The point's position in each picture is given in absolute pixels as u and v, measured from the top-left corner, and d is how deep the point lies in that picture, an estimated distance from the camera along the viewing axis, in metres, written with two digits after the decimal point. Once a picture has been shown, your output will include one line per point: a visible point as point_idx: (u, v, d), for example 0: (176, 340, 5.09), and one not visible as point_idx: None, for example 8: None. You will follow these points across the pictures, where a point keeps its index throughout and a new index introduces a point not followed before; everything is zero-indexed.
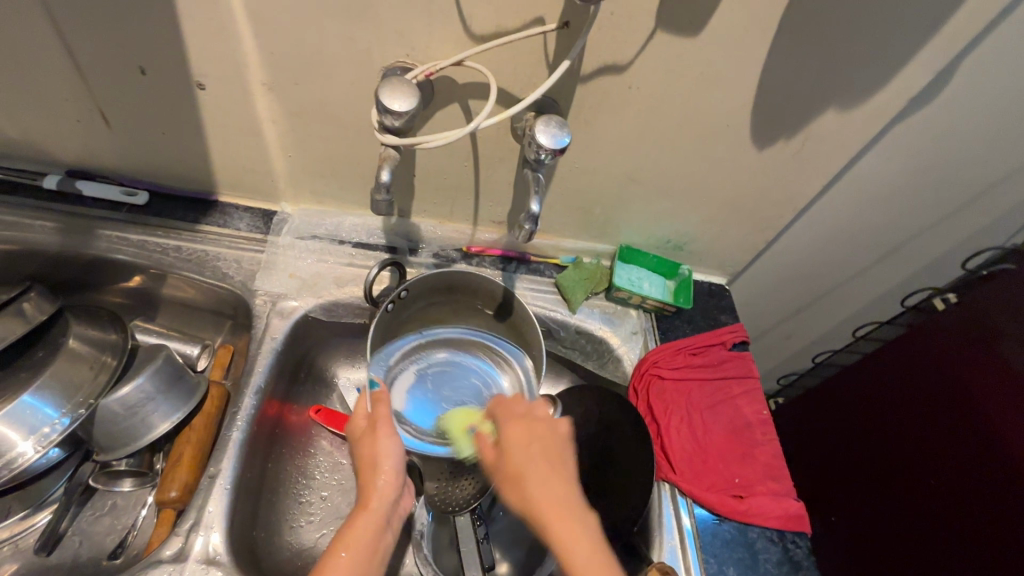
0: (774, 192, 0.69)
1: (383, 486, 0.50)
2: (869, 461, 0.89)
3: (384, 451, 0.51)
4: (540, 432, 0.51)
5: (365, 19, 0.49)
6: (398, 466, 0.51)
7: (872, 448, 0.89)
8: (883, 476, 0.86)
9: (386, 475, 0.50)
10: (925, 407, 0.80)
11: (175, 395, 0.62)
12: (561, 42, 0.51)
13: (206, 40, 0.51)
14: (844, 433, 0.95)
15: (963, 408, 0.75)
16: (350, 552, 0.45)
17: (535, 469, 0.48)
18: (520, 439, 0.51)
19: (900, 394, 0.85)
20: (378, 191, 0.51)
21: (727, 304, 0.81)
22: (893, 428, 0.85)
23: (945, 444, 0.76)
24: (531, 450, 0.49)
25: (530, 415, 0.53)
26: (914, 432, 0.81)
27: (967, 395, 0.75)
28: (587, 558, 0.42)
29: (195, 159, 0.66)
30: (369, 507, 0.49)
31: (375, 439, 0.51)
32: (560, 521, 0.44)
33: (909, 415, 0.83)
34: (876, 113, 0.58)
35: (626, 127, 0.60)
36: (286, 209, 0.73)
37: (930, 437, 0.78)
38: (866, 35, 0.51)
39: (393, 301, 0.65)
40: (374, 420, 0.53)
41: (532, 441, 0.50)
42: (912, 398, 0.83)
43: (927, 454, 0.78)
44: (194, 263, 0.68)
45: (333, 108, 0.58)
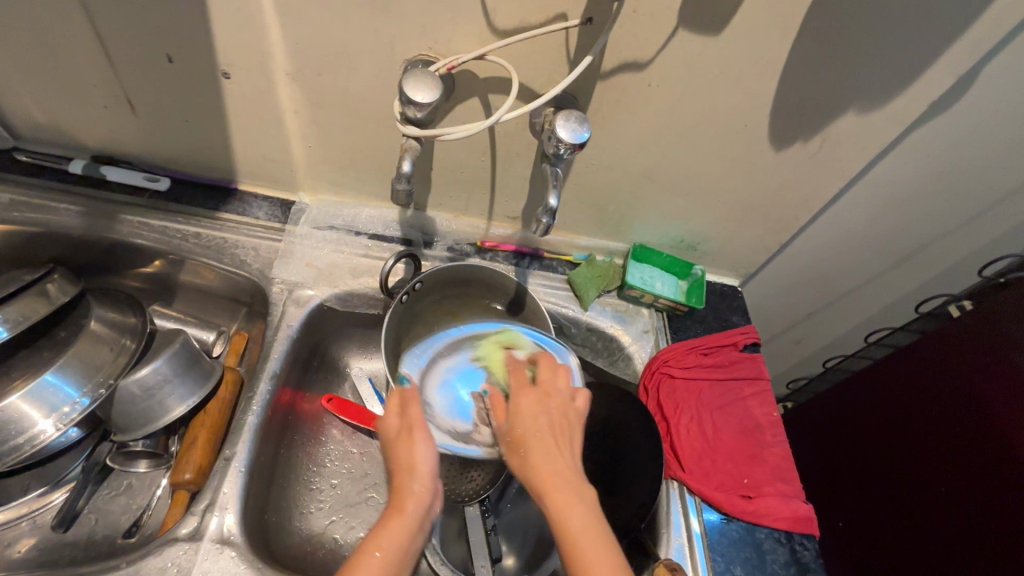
0: (790, 194, 0.68)
1: (420, 489, 0.46)
2: (879, 468, 0.88)
3: (422, 454, 0.47)
4: (554, 404, 0.49)
5: (390, 11, 0.50)
6: (432, 467, 0.47)
7: (881, 454, 0.88)
8: (892, 482, 0.85)
9: (422, 478, 0.46)
10: (936, 414, 0.80)
11: (191, 378, 0.63)
12: (583, 38, 0.51)
13: (233, 29, 0.52)
14: (853, 439, 0.95)
15: (975, 416, 0.74)
16: (383, 551, 0.42)
17: (541, 438, 0.46)
18: (528, 409, 0.49)
19: (911, 401, 0.85)
20: (399, 181, 0.52)
21: (739, 306, 0.81)
22: (902, 435, 0.85)
23: (957, 452, 0.76)
24: (537, 422, 0.47)
25: (541, 387, 0.51)
26: (924, 438, 0.81)
27: (979, 403, 0.74)
28: (591, 540, 0.40)
29: (217, 147, 0.67)
30: (405, 510, 0.45)
31: (410, 442, 0.47)
32: (558, 491, 0.42)
33: (919, 421, 0.82)
34: (897, 116, 0.58)
35: (644, 125, 0.60)
36: (304, 199, 0.74)
37: (940, 444, 0.78)
38: (889, 36, 0.51)
39: (408, 292, 0.66)
40: (409, 421, 0.49)
41: (541, 409, 0.49)
42: (924, 405, 0.82)
43: (937, 461, 0.78)
44: (213, 250, 0.69)
45: (355, 99, 0.58)
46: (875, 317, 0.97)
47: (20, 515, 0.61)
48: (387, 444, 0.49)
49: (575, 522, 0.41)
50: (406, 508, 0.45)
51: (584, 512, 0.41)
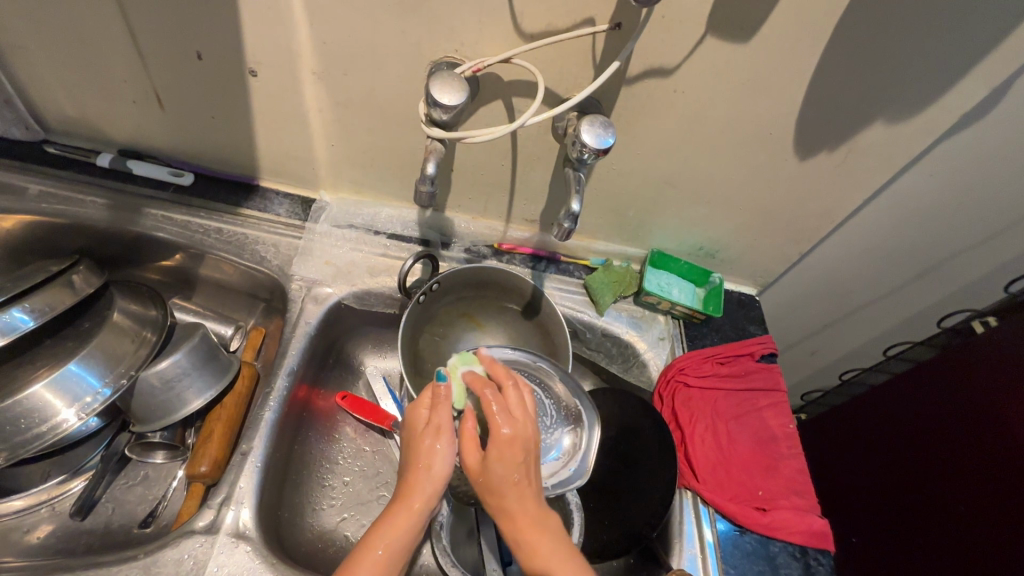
0: (812, 204, 0.68)
1: (430, 492, 0.46)
2: (896, 484, 0.87)
3: (442, 461, 0.47)
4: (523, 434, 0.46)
5: (419, 14, 0.50)
6: (447, 472, 0.47)
7: (898, 470, 0.87)
8: (908, 499, 0.84)
9: (436, 483, 0.46)
10: (955, 432, 0.79)
11: (209, 372, 0.63)
12: (610, 43, 0.51)
13: (262, 28, 0.52)
14: (871, 453, 0.93)
15: (996, 434, 0.73)
16: (386, 551, 0.44)
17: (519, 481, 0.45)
18: (503, 451, 0.45)
19: (930, 417, 0.83)
20: (423, 183, 0.52)
21: (756, 316, 0.81)
22: (920, 452, 0.83)
23: (977, 471, 0.74)
24: (513, 475, 0.44)
25: (518, 419, 0.47)
26: (941, 455, 0.80)
27: (1001, 421, 0.73)
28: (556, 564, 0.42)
29: (241, 143, 0.67)
30: (411, 508, 0.45)
31: (435, 442, 0.47)
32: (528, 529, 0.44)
33: (936, 437, 0.81)
34: (925, 127, 0.57)
35: (667, 133, 0.60)
36: (324, 198, 0.74)
37: (959, 462, 0.77)
38: (921, 48, 0.50)
39: (425, 293, 0.66)
40: (437, 421, 0.48)
41: (515, 449, 0.45)
42: (941, 421, 0.81)
43: (955, 479, 0.77)
44: (233, 245, 0.69)
45: (379, 100, 0.59)
46: (893, 330, 0.96)
47: (39, 501, 0.62)
48: (411, 436, 0.48)
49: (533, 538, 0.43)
50: (414, 506, 0.45)
51: (548, 541, 0.43)
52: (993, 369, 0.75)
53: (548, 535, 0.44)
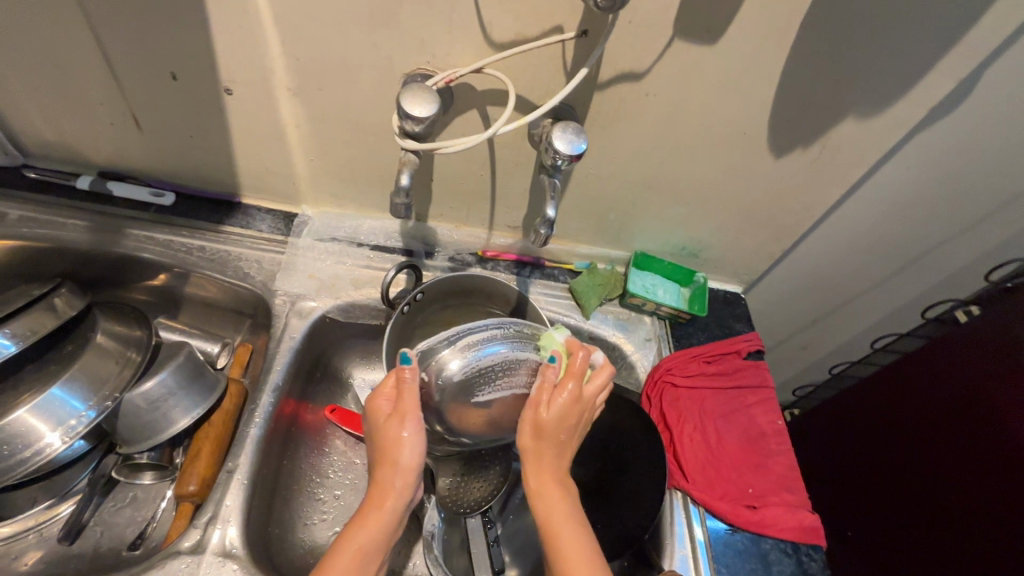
0: (790, 200, 0.68)
1: (400, 486, 0.49)
2: (888, 476, 0.87)
3: (406, 453, 0.49)
4: (586, 401, 0.52)
5: (390, 25, 0.50)
6: (415, 460, 0.49)
7: (891, 463, 0.87)
8: (900, 492, 0.84)
9: (403, 473, 0.49)
10: (944, 422, 0.79)
11: (195, 391, 0.64)
12: (579, 49, 0.52)
13: (237, 47, 0.53)
14: (863, 445, 0.93)
15: (985, 423, 0.73)
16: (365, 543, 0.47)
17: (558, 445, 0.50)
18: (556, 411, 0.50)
19: (920, 407, 0.83)
20: (397, 195, 0.51)
21: (742, 313, 0.81)
22: (909, 445, 0.84)
23: (970, 461, 0.74)
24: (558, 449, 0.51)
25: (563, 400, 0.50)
26: (934, 446, 0.79)
27: (990, 409, 0.73)
28: (569, 537, 0.47)
29: (221, 163, 0.67)
30: (382, 505, 0.48)
31: (401, 428, 0.48)
32: (547, 499, 0.49)
33: (928, 429, 0.81)
34: (894, 122, 0.58)
35: (643, 134, 0.61)
36: (306, 212, 0.73)
37: (950, 452, 0.77)
38: (883, 45, 0.51)
39: (409, 303, 0.66)
40: (400, 411, 0.49)
41: (568, 411, 0.50)
42: (933, 412, 0.81)
43: (946, 470, 0.77)
44: (217, 263, 0.68)
45: (355, 113, 0.59)
46: (881, 322, 0.96)
47: (27, 528, 0.61)
48: (378, 427, 0.50)
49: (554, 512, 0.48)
50: (385, 505, 0.48)
51: (567, 512, 0.49)
52: (978, 357, 0.76)
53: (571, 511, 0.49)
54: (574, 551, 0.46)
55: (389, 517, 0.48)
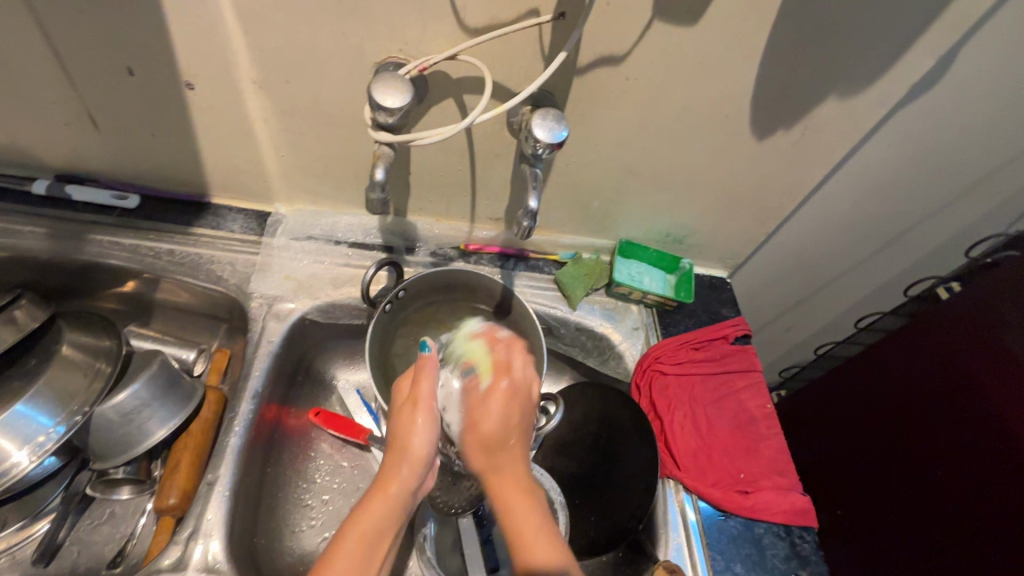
0: (773, 183, 0.68)
1: (408, 473, 0.46)
2: (876, 453, 0.88)
3: (416, 441, 0.47)
4: (512, 398, 0.49)
5: (358, 12, 0.48)
6: (426, 449, 0.47)
7: (877, 440, 0.88)
8: (887, 468, 0.85)
9: (411, 461, 0.46)
10: (928, 398, 0.80)
11: (171, 401, 0.62)
12: (556, 34, 0.50)
13: (195, 39, 0.50)
14: (850, 424, 0.94)
15: (967, 398, 0.74)
16: (360, 538, 0.44)
17: (511, 433, 0.48)
18: (502, 403, 0.49)
19: (904, 385, 0.84)
20: (373, 191, 0.48)
21: (728, 298, 0.81)
22: (897, 424, 0.85)
23: (954, 436, 0.75)
24: (508, 422, 0.48)
25: (509, 382, 0.50)
26: (919, 422, 0.81)
27: (971, 385, 0.74)
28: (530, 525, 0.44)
29: (187, 162, 0.64)
30: (387, 494, 0.46)
31: (413, 418, 0.47)
32: (515, 495, 0.45)
33: (913, 405, 0.82)
34: (875, 101, 0.57)
35: (624, 120, 0.59)
36: (280, 210, 0.70)
37: (935, 427, 0.78)
38: (863, 25, 0.51)
39: (391, 301, 0.64)
40: (415, 395, 0.48)
41: (509, 402, 0.49)
42: (917, 389, 0.82)
43: (931, 446, 0.78)
44: (187, 267, 0.65)
45: (326, 106, 0.57)
46: (863, 301, 0.97)
47: None
48: (393, 414, 0.49)
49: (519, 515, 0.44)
50: (391, 491, 0.46)
51: (534, 509, 0.45)
52: (959, 333, 0.77)
53: (537, 509, 0.45)
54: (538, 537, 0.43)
55: (395, 500, 0.45)
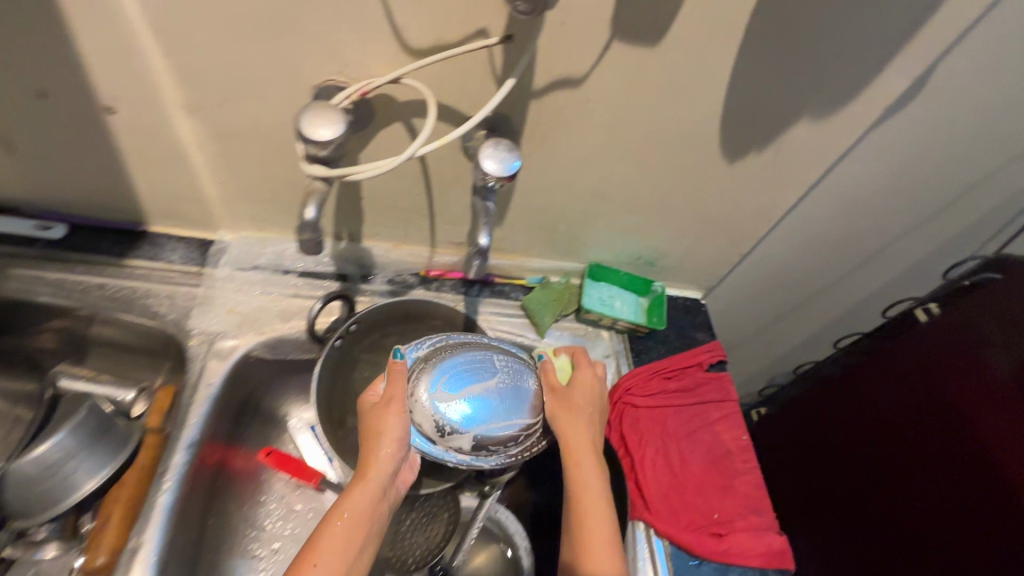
0: (746, 205, 0.65)
1: (385, 456, 0.49)
2: (856, 476, 0.85)
3: (394, 425, 0.49)
4: (594, 391, 0.58)
5: (289, 32, 0.44)
6: (401, 433, 0.49)
7: (857, 463, 0.85)
8: (869, 491, 0.82)
9: (388, 446, 0.49)
10: (907, 419, 0.77)
11: (101, 450, 0.58)
12: (508, 56, 0.46)
13: (109, 61, 0.45)
14: (828, 446, 0.91)
15: (948, 418, 0.72)
16: (345, 519, 0.46)
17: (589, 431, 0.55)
18: (582, 403, 0.57)
19: (882, 404, 0.82)
20: (304, 231, 0.42)
21: (702, 321, 0.78)
22: (876, 445, 0.82)
23: (937, 458, 0.72)
24: (587, 422, 0.56)
25: (584, 385, 0.58)
26: (899, 444, 0.78)
27: (952, 405, 0.72)
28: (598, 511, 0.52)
29: (117, 189, 0.59)
30: (367, 479, 0.48)
31: (386, 410, 0.50)
32: (585, 488, 0.52)
33: (893, 426, 0.79)
34: (850, 123, 0.54)
35: (587, 143, 0.56)
36: (224, 238, 0.65)
37: (916, 449, 0.75)
38: (836, 45, 0.48)
39: (342, 335, 0.61)
40: (389, 394, 0.51)
41: (586, 403, 0.57)
42: (896, 409, 0.79)
43: (914, 468, 0.75)
44: (121, 302, 0.60)
45: (264, 131, 0.52)
46: (842, 317, 0.95)
47: None
48: (366, 411, 0.52)
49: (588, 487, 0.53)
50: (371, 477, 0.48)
51: (601, 499, 0.52)
52: (939, 352, 0.75)
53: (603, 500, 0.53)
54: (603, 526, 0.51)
55: (375, 486, 0.48)
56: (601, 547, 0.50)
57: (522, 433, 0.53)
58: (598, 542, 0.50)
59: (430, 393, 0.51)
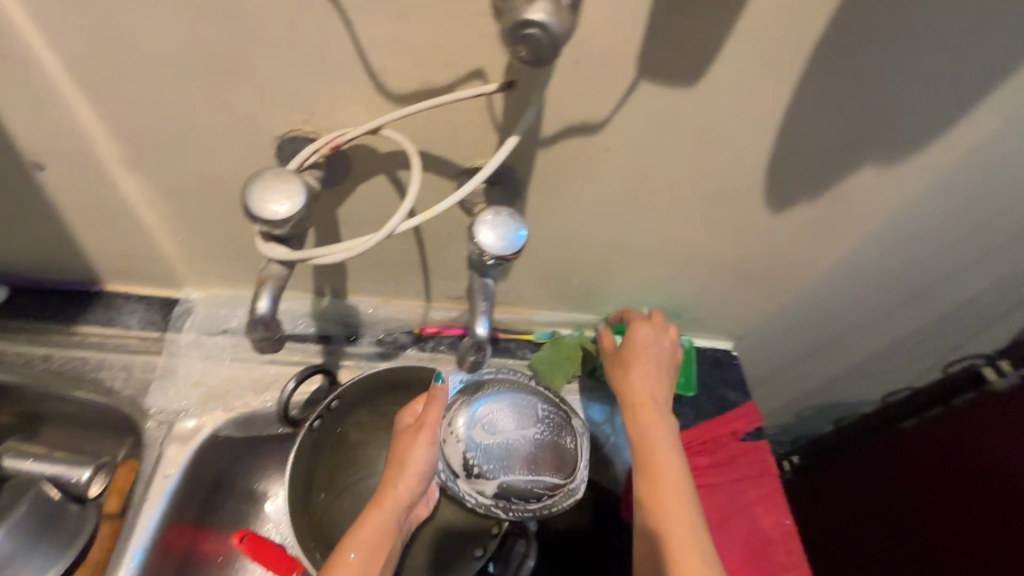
0: (790, 257, 0.56)
1: (404, 490, 0.45)
2: (893, 527, 0.75)
3: (419, 458, 0.45)
4: (655, 345, 0.52)
5: (240, 77, 0.36)
6: (426, 469, 0.46)
7: (895, 512, 0.75)
8: (904, 546, 0.72)
9: (408, 480, 0.45)
10: (957, 473, 0.66)
11: (48, 545, 0.51)
12: (510, 102, 0.38)
13: (26, 113, 0.38)
14: (863, 487, 0.81)
15: (1004, 482, 0.60)
16: (358, 553, 0.43)
17: (647, 391, 0.49)
18: (641, 363, 0.51)
19: (929, 451, 0.71)
20: (256, 327, 0.36)
21: (735, 377, 0.69)
22: (919, 495, 0.71)
23: (989, 526, 0.61)
24: (648, 381, 0.50)
25: (642, 344, 0.52)
26: (946, 500, 0.67)
27: (1010, 466, 0.60)
28: (670, 479, 0.44)
29: (62, 248, 0.51)
30: (382, 506, 0.45)
31: (414, 441, 0.46)
32: (655, 458, 0.45)
33: (939, 479, 0.69)
34: (923, 169, 0.45)
35: (605, 194, 0.47)
36: (191, 295, 0.57)
37: (964, 509, 0.65)
38: (916, 83, 0.38)
39: (320, 415, 0.52)
40: (422, 420, 0.46)
41: (647, 362, 0.51)
42: (945, 460, 0.68)
43: (959, 531, 0.65)
44: (70, 376, 0.53)
45: (222, 186, 0.44)
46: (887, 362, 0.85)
47: None
48: (396, 434, 0.48)
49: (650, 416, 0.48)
50: (386, 505, 0.45)
51: (673, 467, 0.45)
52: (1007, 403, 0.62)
53: (675, 469, 0.45)
54: (672, 497, 0.43)
55: (388, 516, 0.45)
56: (672, 518, 0.42)
57: (553, 492, 0.46)
58: (668, 512, 0.43)
59: (467, 427, 0.47)
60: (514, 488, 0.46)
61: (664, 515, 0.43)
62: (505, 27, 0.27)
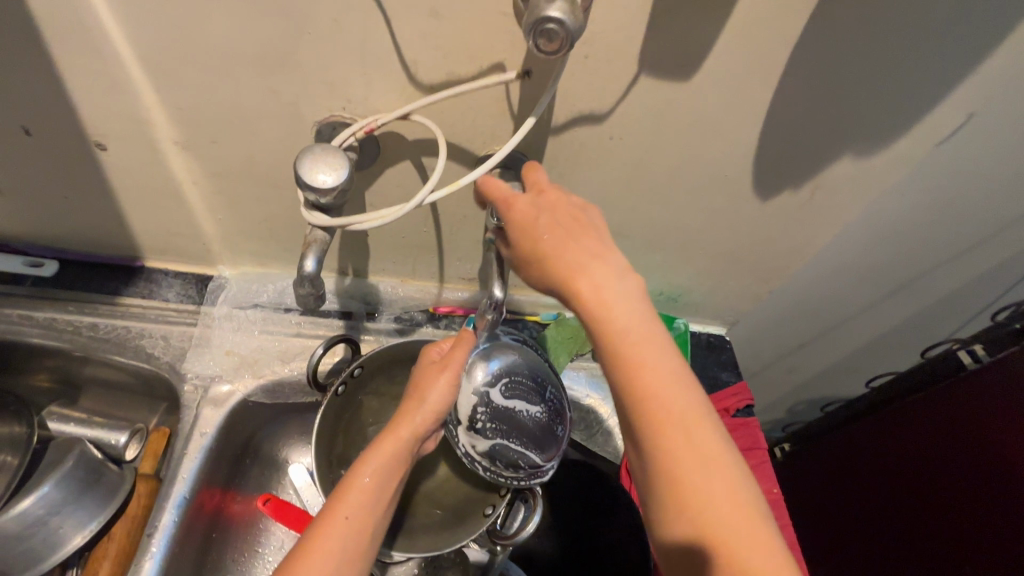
0: (778, 243, 0.61)
1: (420, 422, 0.48)
2: (866, 479, 0.82)
3: (435, 394, 0.48)
4: (569, 217, 0.38)
5: (288, 67, 0.41)
6: (442, 408, 0.48)
7: (868, 468, 0.82)
8: (876, 495, 0.80)
9: (425, 413, 0.48)
10: (928, 429, 0.73)
11: (89, 501, 0.54)
12: (526, 92, 0.42)
13: (95, 96, 0.42)
14: (841, 448, 0.88)
15: (971, 437, 0.67)
16: (373, 478, 0.45)
17: (607, 275, 0.35)
18: (573, 245, 0.36)
19: (905, 410, 0.77)
20: (302, 284, 0.41)
21: (728, 359, 0.73)
22: (890, 450, 0.78)
23: (953, 473, 0.68)
24: (602, 266, 0.36)
25: (563, 219, 0.38)
26: (917, 454, 0.74)
27: (977, 421, 0.67)
28: (659, 369, 0.34)
29: (111, 224, 0.56)
30: (399, 435, 0.47)
31: (437, 376, 0.48)
32: (637, 348, 0.34)
33: (912, 435, 0.75)
34: (897, 159, 0.50)
35: (609, 180, 0.52)
36: (224, 273, 0.62)
37: (931, 459, 0.72)
38: (886, 81, 0.43)
39: (344, 381, 0.55)
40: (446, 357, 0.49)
41: (580, 238, 0.37)
42: (919, 418, 0.75)
43: (926, 479, 0.72)
44: (113, 343, 0.57)
45: (263, 166, 0.49)
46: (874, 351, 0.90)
47: None
48: (419, 364, 0.51)
49: (650, 353, 0.34)
50: (402, 435, 0.47)
51: (658, 352, 0.34)
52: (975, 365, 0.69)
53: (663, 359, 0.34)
54: (674, 395, 0.33)
55: (405, 446, 0.47)
56: (683, 411, 0.33)
57: (532, 473, 0.53)
58: (673, 407, 0.33)
59: (484, 384, 0.53)
60: (501, 454, 0.54)
61: (668, 420, 0.32)
62: (528, 21, 0.32)
